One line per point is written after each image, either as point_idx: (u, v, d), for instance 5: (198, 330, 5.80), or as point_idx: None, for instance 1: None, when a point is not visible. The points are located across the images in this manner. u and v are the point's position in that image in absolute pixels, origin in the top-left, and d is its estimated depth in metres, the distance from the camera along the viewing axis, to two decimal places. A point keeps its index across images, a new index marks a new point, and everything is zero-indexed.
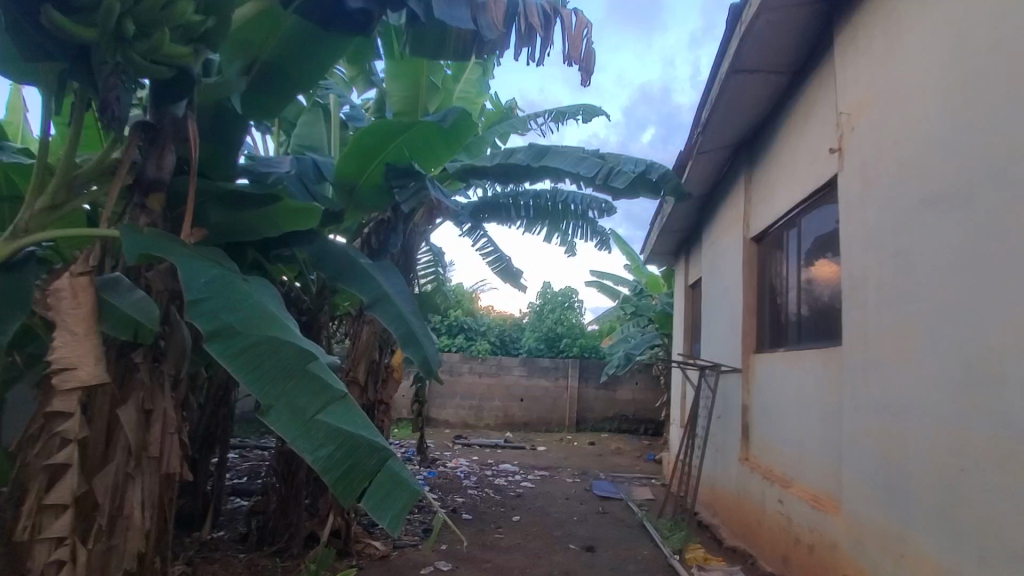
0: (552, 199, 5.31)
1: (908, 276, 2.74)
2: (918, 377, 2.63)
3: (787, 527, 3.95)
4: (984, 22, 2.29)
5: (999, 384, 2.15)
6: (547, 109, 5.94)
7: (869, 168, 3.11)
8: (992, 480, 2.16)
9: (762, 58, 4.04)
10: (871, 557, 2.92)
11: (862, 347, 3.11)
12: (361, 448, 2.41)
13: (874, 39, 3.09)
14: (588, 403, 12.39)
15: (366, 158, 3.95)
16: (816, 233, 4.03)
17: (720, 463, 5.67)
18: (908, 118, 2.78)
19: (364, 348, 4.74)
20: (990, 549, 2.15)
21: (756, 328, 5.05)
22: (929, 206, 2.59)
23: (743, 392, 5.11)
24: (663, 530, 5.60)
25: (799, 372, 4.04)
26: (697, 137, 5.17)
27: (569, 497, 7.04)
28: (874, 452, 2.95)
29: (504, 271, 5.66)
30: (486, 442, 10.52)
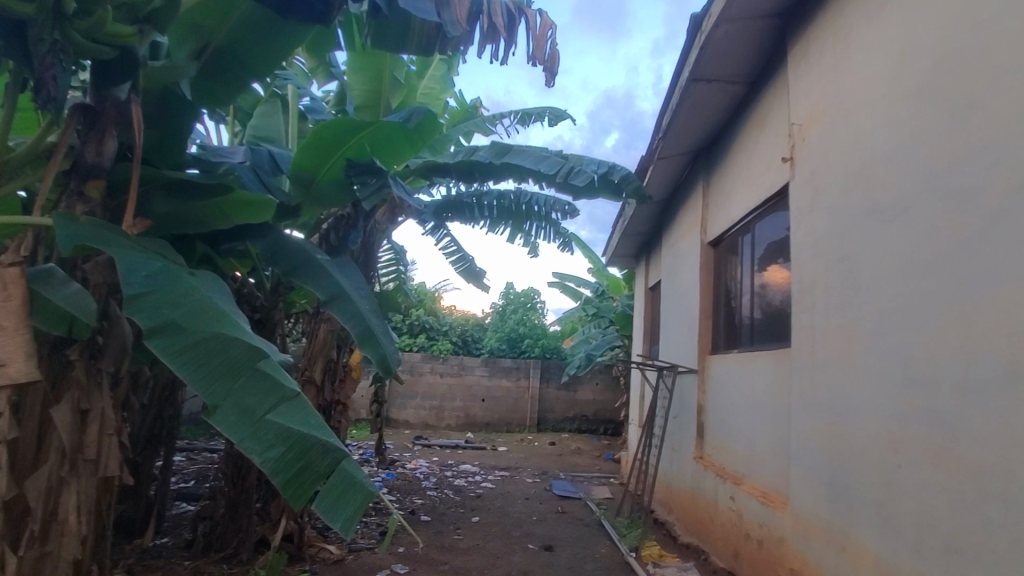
0: (515, 199, 5.32)
1: (852, 281, 2.88)
2: (860, 378, 2.76)
3: (739, 522, 4.08)
4: (924, 42, 2.43)
5: (934, 384, 2.28)
6: (512, 110, 5.96)
7: (818, 177, 3.24)
8: (926, 474, 2.28)
9: (720, 68, 4.18)
10: (816, 550, 3.05)
11: (809, 349, 3.25)
12: (314, 449, 2.35)
13: (824, 54, 3.24)
14: (549, 403, 12.48)
15: (325, 152, 3.85)
16: (769, 238, 4.18)
17: (676, 461, 5.81)
18: (853, 130, 2.93)
19: (321, 347, 4.62)
20: (924, 540, 2.27)
21: (712, 330, 5.20)
22: (872, 216, 2.74)
23: (698, 393, 5.25)
24: (620, 528, 5.68)
25: (751, 373, 4.18)
26: (658, 142, 5.29)
27: (529, 497, 7.07)
28: (820, 450, 3.07)
29: (467, 271, 5.63)
30: (447, 443, 10.45)
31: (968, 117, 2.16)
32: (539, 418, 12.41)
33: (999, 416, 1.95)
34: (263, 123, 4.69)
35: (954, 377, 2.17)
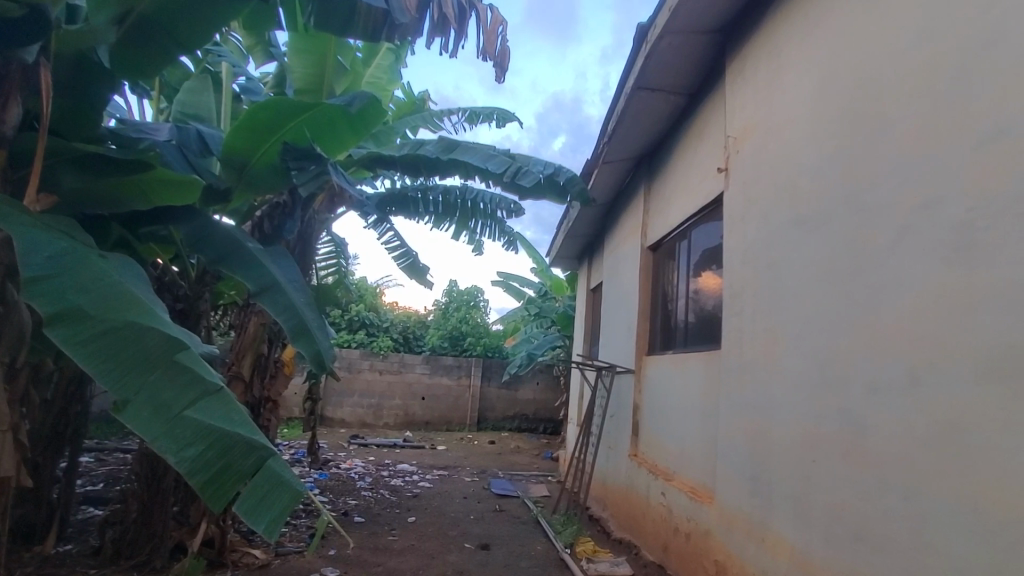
0: (461, 196, 5.28)
1: (777, 288, 3.05)
2: (782, 378, 2.93)
3: (668, 517, 4.24)
4: (847, 65, 2.61)
5: (846, 384, 2.45)
6: (460, 107, 5.91)
7: (750, 187, 3.41)
8: (837, 468, 2.45)
9: (663, 78, 4.32)
10: (738, 541, 3.21)
11: (737, 350, 3.41)
12: (238, 448, 2.22)
13: (758, 71, 3.42)
14: (489, 402, 12.50)
15: (261, 135, 3.66)
16: (703, 245, 4.36)
17: (612, 459, 5.95)
18: (782, 145, 3.10)
19: (252, 341, 4.39)
20: (834, 530, 2.44)
21: (649, 332, 5.37)
22: (797, 226, 2.91)
23: (635, 393, 5.40)
24: (556, 525, 5.76)
25: (684, 373, 4.35)
26: (603, 146, 5.40)
27: (466, 496, 7.03)
28: (744, 446, 3.23)
29: (409, 266, 5.53)
30: (385, 442, 10.22)
31: (882, 137, 2.34)
32: (479, 417, 12.40)
33: (902, 413, 2.12)
34: (193, 101, 4.40)
35: (863, 378, 2.35)
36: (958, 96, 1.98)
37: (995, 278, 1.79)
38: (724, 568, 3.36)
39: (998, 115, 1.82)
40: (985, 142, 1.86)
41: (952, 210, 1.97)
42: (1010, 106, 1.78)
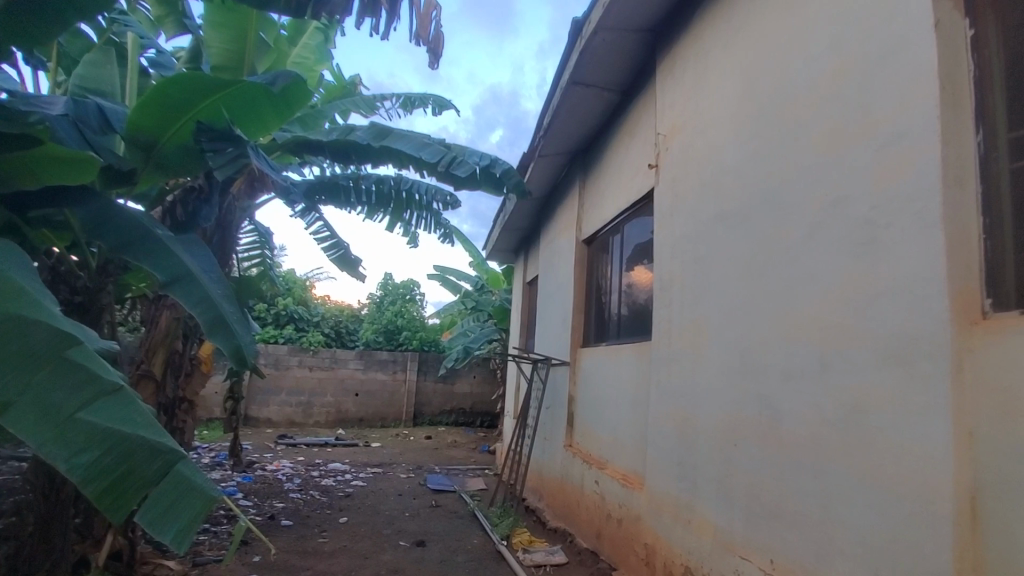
0: (395, 185, 5.14)
1: (702, 281, 3.18)
2: (707, 368, 3.05)
3: (601, 505, 4.34)
4: (767, 69, 2.74)
5: (764, 371, 2.58)
6: (394, 93, 5.75)
7: (678, 183, 3.53)
8: (757, 452, 2.59)
9: (597, 74, 4.39)
10: (666, 525, 3.33)
11: (666, 341, 3.53)
12: (140, 452, 2.06)
13: (686, 72, 3.54)
14: (426, 397, 12.36)
15: (169, 114, 3.40)
16: (636, 239, 4.48)
17: (547, 450, 6.03)
18: (708, 143, 3.23)
19: (164, 337, 4.07)
20: (753, 510, 2.57)
21: (583, 324, 5.47)
22: (720, 222, 3.04)
23: (570, 384, 5.50)
24: (493, 517, 5.76)
25: (617, 364, 4.46)
26: (539, 140, 5.44)
27: (402, 493, 6.91)
28: (673, 433, 3.35)
29: (340, 258, 5.31)
30: (314, 441, 9.83)
31: (798, 138, 2.48)
32: (415, 412, 12.24)
33: (814, 398, 2.27)
34: (94, 74, 4.01)
35: (780, 365, 2.48)
36: (864, 102, 2.12)
37: (894, 272, 1.93)
38: (653, 551, 3.48)
39: (897, 121, 1.96)
40: (887, 145, 2.00)
41: (857, 208, 2.12)
42: (908, 112, 1.92)
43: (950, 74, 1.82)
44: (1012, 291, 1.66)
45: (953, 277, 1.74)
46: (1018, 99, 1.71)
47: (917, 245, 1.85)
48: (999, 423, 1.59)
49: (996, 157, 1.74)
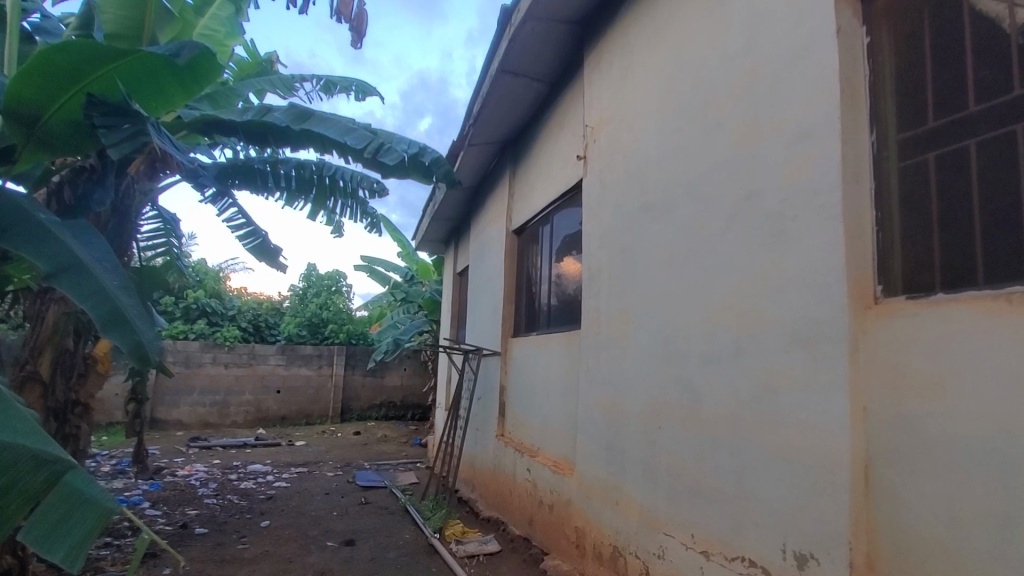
0: (316, 171, 4.89)
1: (628, 270, 3.27)
2: (633, 354, 3.15)
3: (533, 492, 4.41)
4: (688, 66, 2.84)
5: (686, 356, 2.70)
6: (314, 74, 5.45)
7: (605, 174, 3.61)
8: (679, 434, 2.71)
9: (527, 64, 4.38)
10: (595, 507, 3.43)
11: (595, 329, 3.61)
12: (22, 464, 1.90)
13: (612, 65, 3.60)
14: (354, 392, 12.01)
15: (56, 83, 3.06)
16: (564, 231, 4.54)
17: (479, 441, 6.04)
18: (634, 136, 3.31)
19: (52, 334, 3.67)
20: (676, 488, 2.70)
21: (514, 315, 5.50)
22: (645, 213, 3.14)
23: (501, 374, 5.52)
24: (424, 511, 5.69)
25: (547, 353, 4.52)
26: (469, 128, 5.38)
27: (328, 493, 6.66)
28: (601, 419, 3.45)
29: (257, 247, 4.99)
30: (231, 442, 9.26)
31: (716, 133, 2.59)
32: (343, 408, 11.86)
33: (730, 380, 2.39)
34: None
35: (700, 351, 2.60)
36: (775, 101, 2.24)
37: (801, 261, 2.07)
38: (583, 534, 3.57)
39: (804, 120, 2.09)
40: (795, 142, 2.13)
41: (769, 202, 2.24)
42: (813, 112, 2.05)
43: (848, 77, 1.96)
44: (899, 277, 1.83)
45: (851, 266, 1.89)
46: (905, 102, 1.87)
47: (821, 236, 1.98)
48: (888, 398, 1.75)
49: (887, 156, 1.91)
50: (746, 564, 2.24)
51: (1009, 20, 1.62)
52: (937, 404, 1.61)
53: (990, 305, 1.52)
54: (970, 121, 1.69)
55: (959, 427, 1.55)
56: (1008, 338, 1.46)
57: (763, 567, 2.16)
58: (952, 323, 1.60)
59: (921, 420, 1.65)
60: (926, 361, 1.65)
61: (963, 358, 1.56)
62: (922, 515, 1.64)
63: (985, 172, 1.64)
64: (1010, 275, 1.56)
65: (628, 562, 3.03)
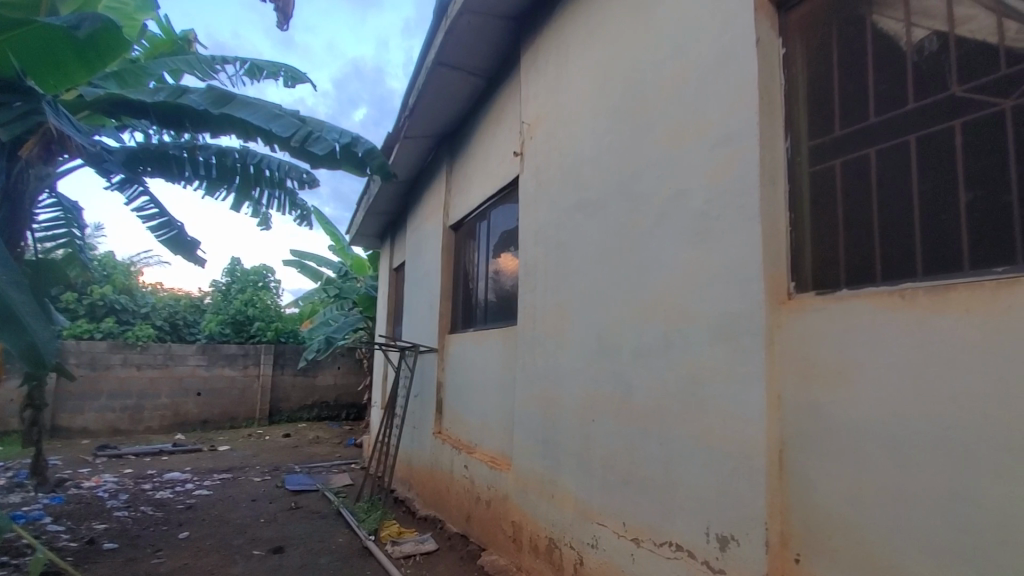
0: (239, 159, 4.62)
1: (563, 266, 3.32)
2: (568, 349, 3.20)
3: (470, 488, 4.40)
4: (620, 67, 2.90)
5: (618, 350, 2.77)
6: (238, 57, 5.15)
7: (541, 171, 3.64)
8: (611, 426, 2.78)
9: (463, 57, 4.33)
10: (531, 500, 3.47)
11: (531, 325, 3.64)
12: None
13: (548, 63, 3.63)
14: (284, 392, 11.51)
15: None
16: (501, 227, 4.55)
17: (416, 439, 5.94)
18: (569, 134, 3.35)
19: None
20: (608, 479, 2.77)
21: (451, 311, 5.45)
22: (579, 210, 3.19)
23: (437, 370, 5.46)
24: (359, 513, 5.53)
25: (484, 349, 4.51)
26: (404, 120, 5.26)
27: (254, 499, 6.34)
28: (537, 413, 3.48)
29: (173, 240, 4.65)
30: (146, 449, 8.61)
31: (646, 134, 2.67)
32: (271, 409, 11.35)
33: (659, 372, 2.48)
34: None
35: (631, 345, 2.68)
36: (701, 104, 2.34)
37: (724, 259, 2.17)
38: (519, 528, 3.60)
39: (726, 124, 2.19)
40: (718, 144, 2.23)
41: (695, 201, 2.34)
42: (735, 117, 2.15)
43: (765, 85, 2.07)
44: (809, 274, 1.97)
45: (767, 263, 2.00)
46: (816, 111, 2.00)
47: (742, 235, 2.09)
48: (800, 387, 1.88)
49: (799, 161, 2.04)
50: (674, 549, 2.33)
51: (905, 39, 1.76)
52: (842, 392, 1.74)
53: (886, 300, 1.65)
54: (870, 130, 1.83)
55: (859, 412, 1.69)
56: (901, 331, 1.59)
57: (689, 551, 2.25)
58: (854, 317, 1.72)
59: (828, 407, 1.78)
60: (831, 352, 1.78)
61: (861, 350, 1.69)
62: (827, 495, 1.77)
63: (883, 178, 1.78)
64: (903, 272, 1.70)
65: (563, 553, 3.09)
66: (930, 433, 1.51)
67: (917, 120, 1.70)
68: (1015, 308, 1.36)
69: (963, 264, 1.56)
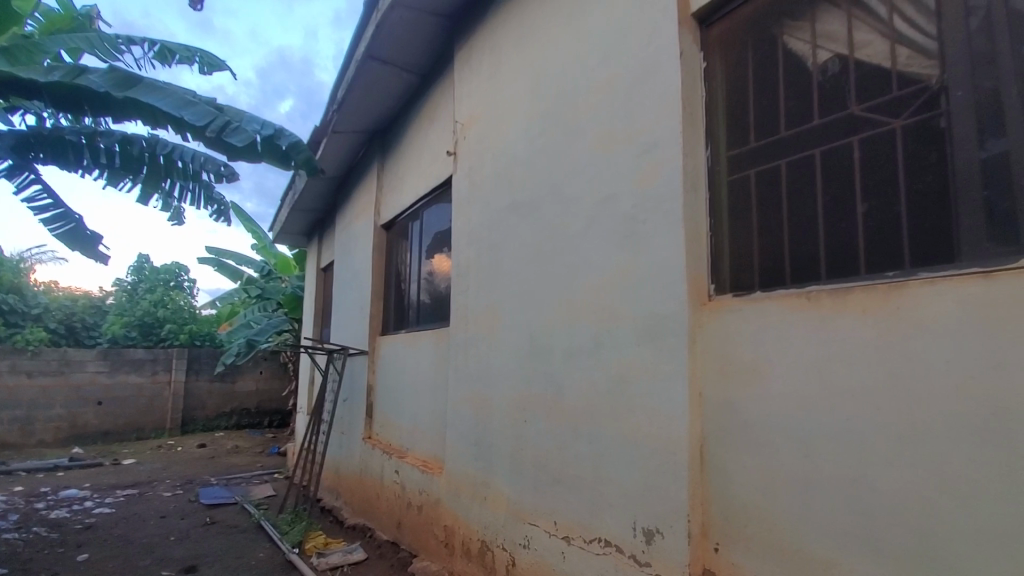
0: (147, 148, 4.26)
1: (495, 267, 3.31)
2: (500, 350, 3.20)
3: (401, 494, 4.29)
4: (553, 71, 2.94)
5: (550, 351, 2.79)
6: (146, 38, 4.74)
7: (475, 171, 3.61)
8: (543, 426, 2.80)
9: (395, 52, 4.22)
10: (463, 503, 3.43)
11: (463, 325, 3.60)
12: None
13: (482, 63, 3.61)
14: (199, 399, 10.76)
15: None
16: (434, 227, 4.48)
17: (344, 445, 5.73)
18: (502, 136, 3.35)
19: None
20: (540, 479, 2.78)
21: (382, 312, 5.31)
22: (512, 212, 3.19)
23: (368, 373, 5.29)
24: (281, 526, 5.25)
25: (416, 352, 4.43)
26: (332, 114, 5.07)
27: (164, 516, 5.85)
28: (469, 416, 3.45)
29: (70, 234, 4.21)
30: (37, 465, 7.76)
31: (577, 138, 2.71)
32: (184, 418, 10.56)
33: (588, 372, 2.52)
34: None
35: (562, 346, 2.71)
36: (628, 112, 2.41)
37: (649, 262, 2.24)
38: (451, 532, 3.55)
39: (653, 132, 2.27)
40: (645, 152, 2.30)
41: (623, 206, 2.40)
42: (660, 125, 2.23)
43: (689, 95, 2.16)
44: (727, 278, 2.07)
45: (689, 266, 2.09)
46: (734, 123, 2.11)
47: (667, 239, 2.17)
48: (719, 384, 1.97)
49: (719, 170, 2.14)
50: (603, 545, 2.38)
51: (812, 60, 1.90)
52: (755, 389, 1.84)
53: (794, 302, 1.76)
54: (780, 143, 1.95)
55: (770, 407, 1.79)
56: (807, 330, 1.71)
57: (617, 546, 2.30)
58: (766, 318, 1.83)
59: (743, 403, 1.88)
60: (746, 350, 1.88)
61: (772, 348, 1.80)
62: (742, 486, 1.86)
63: (792, 188, 1.90)
64: (809, 276, 1.83)
65: (496, 555, 3.07)
66: (833, 425, 1.62)
67: (822, 136, 1.83)
68: (904, 309, 1.49)
69: (860, 269, 1.70)
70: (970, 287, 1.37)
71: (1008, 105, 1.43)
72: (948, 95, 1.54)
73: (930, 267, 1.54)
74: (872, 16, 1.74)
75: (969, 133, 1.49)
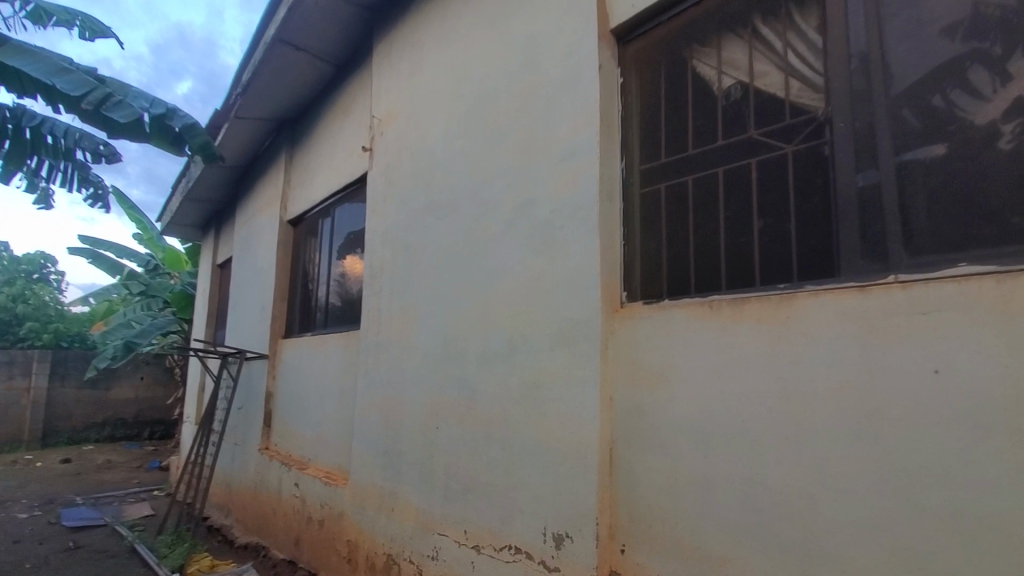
0: (10, 119, 3.70)
1: (410, 269, 3.21)
2: (412, 354, 3.09)
3: (301, 507, 4.01)
4: (474, 74, 2.91)
5: (463, 356, 2.74)
6: None
7: (391, 169, 3.49)
8: (455, 432, 2.73)
9: (309, 39, 4.00)
10: (369, 515, 3.26)
11: (375, 328, 3.45)
12: None
13: (402, 59, 3.51)
14: (63, 409, 9.46)
15: None
16: (346, 226, 4.28)
17: (238, 457, 5.28)
18: (421, 135, 3.27)
19: None
20: (450, 487, 2.71)
21: (286, 313, 4.98)
22: (429, 213, 3.11)
23: (267, 379, 4.92)
24: (160, 548, 4.72)
25: (322, 356, 4.18)
26: (236, 97, 4.70)
27: (14, 542, 5.06)
28: (378, 423, 3.30)
29: None
30: None
31: (497, 142, 2.70)
32: (44, 430, 9.25)
33: (502, 377, 2.50)
34: None
35: (476, 351, 2.67)
36: (548, 120, 2.43)
37: (565, 268, 2.26)
38: (355, 547, 3.36)
39: (571, 141, 2.30)
40: (563, 160, 2.33)
41: (541, 212, 2.41)
42: (579, 135, 2.28)
43: (606, 108, 2.22)
44: (638, 286, 2.13)
45: (603, 273, 2.13)
46: (647, 138, 2.19)
47: (582, 246, 2.20)
48: (627, 388, 2.02)
49: (632, 182, 2.20)
50: (513, 552, 2.35)
51: (717, 85, 2.02)
52: (661, 393, 1.91)
53: (698, 310, 1.84)
54: (689, 160, 2.05)
55: (675, 412, 1.86)
56: (709, 337, 1.80)
57: (527, 552, 2.29)
58: (673, 325, 1.90)
59: (649, 407, 1.94)
60: (653, 355, 1.95)
61: (677, 354, 1.88)
62: (647, 487, 1.92)
63: (698, 202, 2.00)
64: (711, 286, 1.93)
65: (402, 568, 2.94)
66: (730, 427, 1.71)
67: (725, 155, 1.94)
68: (794, 319, 1.61)
69: (756, 280, 1.82)
70: (849, 300, 1.50)
71: (880, 139, 1.59)
72: (832, 126, 1.69)
73: (814, 280, 1.68)
74: (770, 48, 1.88)
75: (849, 161, 1.64)
